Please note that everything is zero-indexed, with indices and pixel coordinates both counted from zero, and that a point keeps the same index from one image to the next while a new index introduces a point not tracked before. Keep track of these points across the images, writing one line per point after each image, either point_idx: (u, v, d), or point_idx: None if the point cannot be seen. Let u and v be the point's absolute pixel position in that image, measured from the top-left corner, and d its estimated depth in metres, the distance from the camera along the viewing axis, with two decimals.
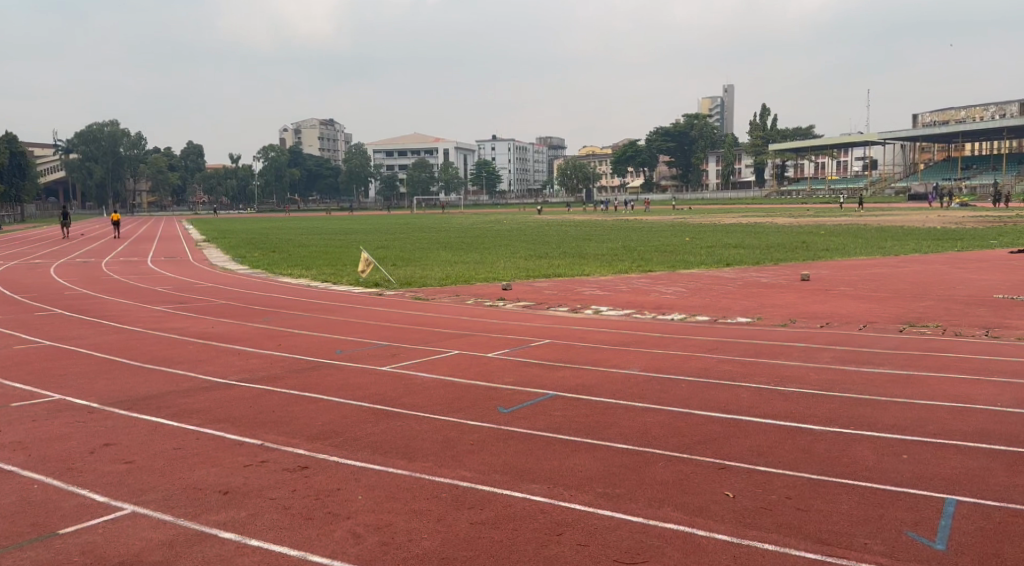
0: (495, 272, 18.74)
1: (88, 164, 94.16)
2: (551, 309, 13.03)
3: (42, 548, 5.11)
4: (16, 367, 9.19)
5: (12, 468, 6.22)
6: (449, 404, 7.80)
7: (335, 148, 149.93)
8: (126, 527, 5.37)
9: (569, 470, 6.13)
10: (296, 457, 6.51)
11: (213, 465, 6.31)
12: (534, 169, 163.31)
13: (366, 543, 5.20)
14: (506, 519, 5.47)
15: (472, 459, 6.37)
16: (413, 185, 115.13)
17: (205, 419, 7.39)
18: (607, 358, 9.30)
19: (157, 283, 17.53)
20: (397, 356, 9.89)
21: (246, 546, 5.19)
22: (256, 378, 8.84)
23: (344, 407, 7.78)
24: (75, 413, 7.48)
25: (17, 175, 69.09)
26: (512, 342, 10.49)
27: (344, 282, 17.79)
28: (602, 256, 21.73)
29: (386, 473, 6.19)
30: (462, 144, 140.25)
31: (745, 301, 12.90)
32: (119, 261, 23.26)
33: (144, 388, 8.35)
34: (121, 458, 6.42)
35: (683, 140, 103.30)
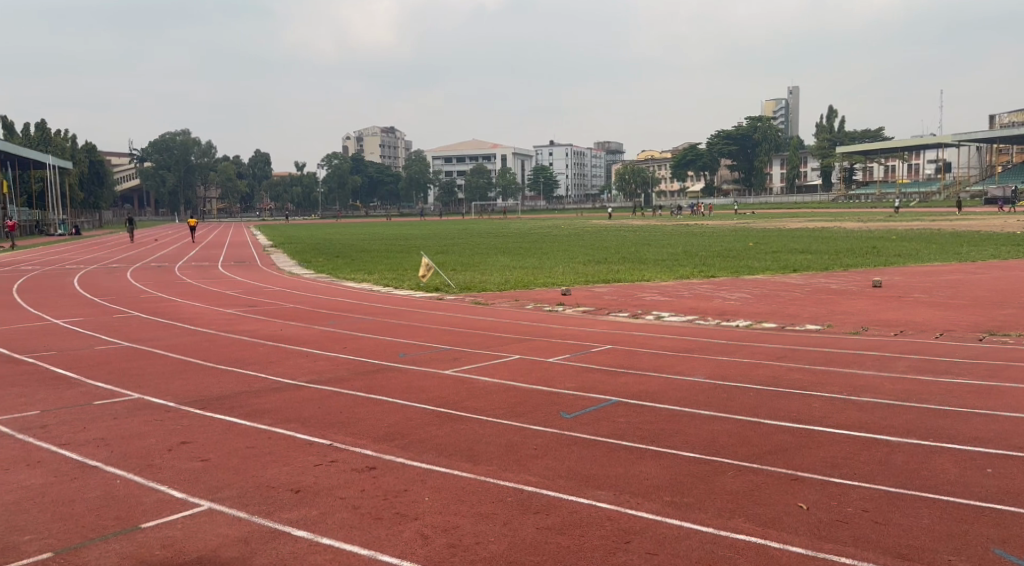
0: (553, 277, 18.70)
1: (161, 172, 97.80)
2: (611, 315, 13.01)
3: (126, 542, 5.27)
4: (97, 367, 9.53)
5: (95, 463, 6.44)
6: (512, 408, 7.83)
7: (395, 155, 151.51)
8: (205, 523, 5.52)
9: (635, 477, 6.09)
10: (363, 457, 6.61)
11: (285, 464, 6.44)
12: (592, 173, 162.47)
13: (434, 544, 5.25)
14: (573, 524, 5.46)
15: (536, 464, 6.38)
16: (471, 191, 115.77)
17: (275, 419, 7.56)
18: (671, 364, 9.23)
19: (227, 287, 18.02)
20: (459, 360, 9.96)
21: (318, 544, 5.28)
22: (324, 379, 9.00)
23: (409, 409, 7.87)
24: (152, 412, 7.71)
25: (95, 183, 71.60)
26: (574, 347, 10.49)
27: (404, 286, 17.99)
28: (662, 260, 21.70)
29: (452, 475, 6.23)
30: (520, 150, 140.33)
31: (814, 308, 12.67)
32: (190, 266, 23.95)
33: (217, 388, 8.58)
34: (197, 455, 6.60)
35: (746, 142, 101.90)
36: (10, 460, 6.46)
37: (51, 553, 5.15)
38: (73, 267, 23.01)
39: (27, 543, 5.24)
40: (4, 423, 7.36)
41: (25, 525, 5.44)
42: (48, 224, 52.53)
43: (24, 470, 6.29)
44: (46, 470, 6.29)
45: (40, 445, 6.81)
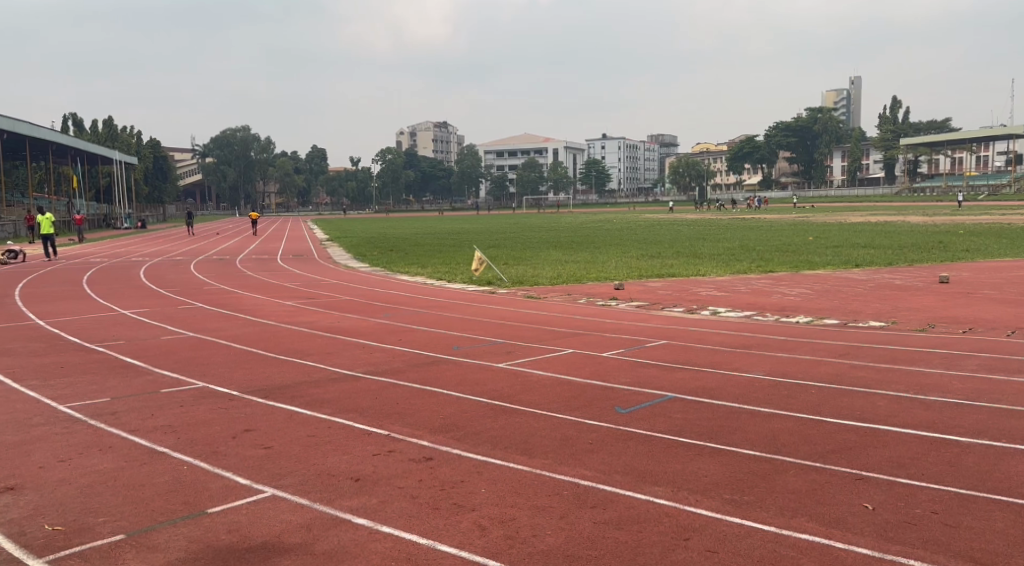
0: (607, 272, 18.59)
1: (222, 167, 99.99)
2: (666, 310, 12.90)
3: (194, 526, 5.39)
4: (163, 356, 9.78)
5: (163, 449, 6.60)
6: (567, 402, 7.81)
7: (448, 149, 152.16)
8: (269, 509, 5.62)
9: (694, 474, 6.04)
10: (421, 448, 6.66)
11: (344, 453, 6.53)
12: (645, 166, 161.04)
13: (492, 535, 5.27)
14: (630, 520, 5.43)
15: (593, 459, 6.36)
16: (523, 185, 115.75)
17: (334, 408, 7.67)
18: (728, 360, 9.14)
19: (286, 279, 18.35)
20: (512, 353, 9.98)
21: (378, 532, 5.35)
22: (380, 371, 9.10)
23: (464, 401, 7.91)
24: (216, 400, 7.89)
25: (160, 178, 73.49)
26: (629, 341, 10.43)
27: (457, 280, 18.06)
28: (718, 255, 21.46)
29: (508, 467, 6.25)
30: (573, 143, 139.83)
31: (877, 304, 12.41)
32: (250, 258, 24.44)
33: (278, 378, 8.74)
34: (260, 443, 6.73)
35: (806, 135, 100.03)
36: (83, 445, 6.66)
37: (123, 535, 5.29)
38: (139, 260, 23.69)
39: (101, 525, 5.39)
40: (77, 409, 7.58)
41: (99, 507, 5.61)
42: (115, 218, 54.11)
43: (97, 454, 6.49)
44: (117, 454, 6.47)
45: (111, 431, 7.01)
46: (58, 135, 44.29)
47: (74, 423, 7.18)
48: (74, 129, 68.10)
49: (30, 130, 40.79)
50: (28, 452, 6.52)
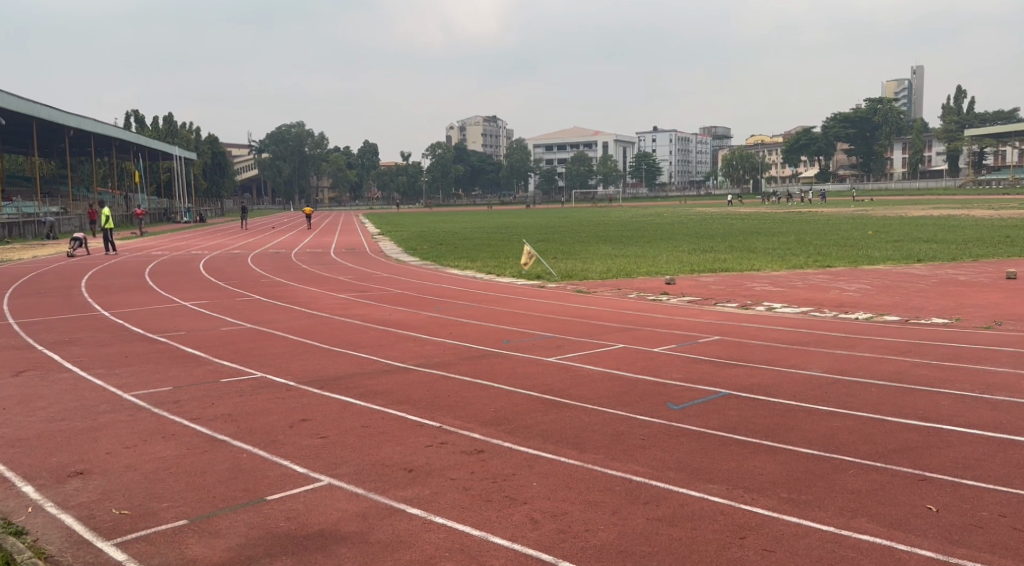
0: (658, 266, 18.42)
1: (277, 163, 101.69)
2: (720, 305, 12.73)
3: (253, 513, 5.48)
4: (223, 346, 9.98)
5: (223, 437, 6.73)
6: (618, 396, 7.77)
7: (497, 143, 152.23)
8: (325, 497, 5.69)
9: (750, 471, 5.95)
10: (472, 441, 6.67)
11: (397, 444, 6.58)
12: (697, 159, 159.00)
13: (544, 529, 5.26)
14: (684, 517, 5.38)
15: (645, 454, 6.31)
16: (572, 179, 115.35)
17: (387, 400, 7.74)
18: (784, 356, 8.99)
19: (339, 273, 18.55)
20: (563, 348, 9.95)
21: (431, 523, 5.37)
22: (432, 364, 9.15)
23: (515, 395, 7.91)
24: (274, 390, 8.02)
25: (218, 174, 74.93)
26: (682, 337, 10.34)
27: (507, 274, 18.07)
28: (773, 249, 21.08)
29: (560, 462, 6.23)
30: (623, 136, 138.94)
31: (941, 300, 12.08)
32: (304, 252, 24.69)
33: (333, 369, 8.85)
34: (316, 433, 6.81)
35: (865, 126, 97.80)
36: (148, 432, 6.81)
37: (186, 520, 5.39)
38: (198, 253, 24.20)
39: (165, 510, 5.50)
40: (141, 397, 7.77)
41: (162, 493, 5.72)
42: (175, 212, 55.35)
43: (160, 441, 6.63)
44: (180, 442, 6.61)
45: (174, 419, 7.16)
46: (121, 131, 45.45)
47: (137, 411, 7.35)
48: (136, 125, 69.78)
49: (94, 127, 41.90)
50: (94, 438, 6.69)
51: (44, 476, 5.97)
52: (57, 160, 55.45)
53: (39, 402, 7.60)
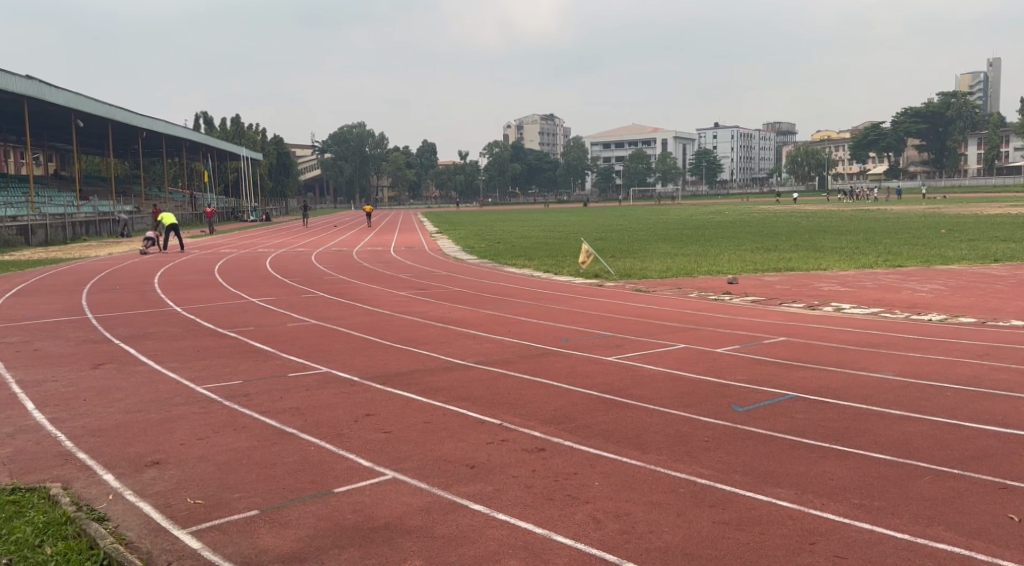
0: (719, 265, 18.14)
1: (339, 162, 103.18)
2: (785, 305, 12.48)
3: (321, 504, 5.56)
4: (289, 342, 10.15)
5: (291, 430, 6.83)
6: (682, 397, 7.67)
7: (556, 141, 151.90)
8: (390, 491, 5.74)
9: (819, 476, 5.81)
10: (533, 439, 6.66)
11: (459, 440, 6.60)
12: (760, 157, 156.10)
13: (607, 529, 5.22)
14: (752, 521, 5.28)
15: (709, 457, 6.22)
16: (630, 177, 114.27)
17: (448, 396, 7.78)
18: (853, 359, 8.77)
19: (398, 271, 18.68)
20: (623, 347, 9.86)
21: (494, 519, 5.38)
22: (492, 361, 9.17)
23: (576, 393, 7.87)
24: (339, 385, 8.13)
25: (282, 174, 76.32)
26: (745, 337, 10.16)
27: (565, 273, 18.02)
28: (840, 249, 20.56)
29: (622, 462, 6.17)
30: (684, 133, 137.31)
31: (1019, 303, 11.63)
32: (366, 251, 24.96)
33: (395, 365, 8.93)
34: (380, 428, 6.87)
35: (937, 121, 94.62)
36: (219, 424, 6.97)
37: (257, 511, 5.49)
38: (264, 251, 24.63)
39: (237, 500, 5.61)
40: (213, 390, 7.96)
41: (234, 484, 5.84)
42: (241, 211, 56.58)
43: (231, 433, 6.77)
44: (250, 434, 6.74)
45: (245, 412, 7.30)
46: (191, 133, 46.62)
47: (209, 403, 7.52)
48: (204, 126, 71.46)
49: (165, 128, 43.02)
50: (169, 429, 6.86)
51: (123, 465, 6.13)
52: (131, 161, 57.12)
53: (117, 394, 7.82)
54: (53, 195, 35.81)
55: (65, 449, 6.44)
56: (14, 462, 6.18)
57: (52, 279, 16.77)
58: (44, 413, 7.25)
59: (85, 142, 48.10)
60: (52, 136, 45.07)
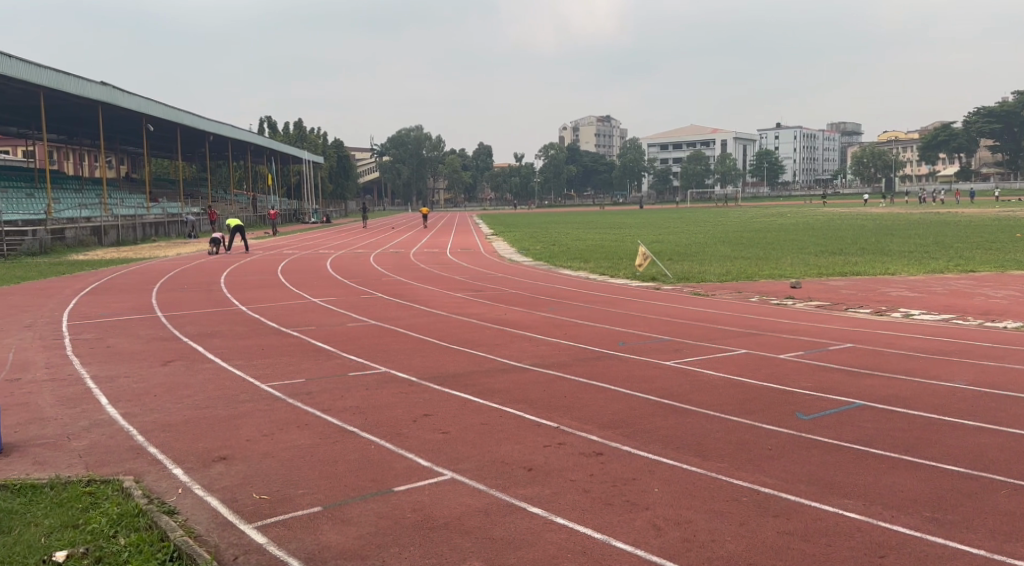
0: (782, 269, 17.77)
1: (397, 165, 104.22)
2: (850, 311, 12.17)
3: (382, 502, 5.60)
4: (348, 341, 10.28)
5: (352, 429, 6.91)
6: (744, 404, 7.54)
7: (612, 142, 151.10)
8: (449, 492, 5.76)
9: (888, 488, 5.66)
10: (591, 443, 6.62)
11: (516, 443, 6.59)
12: (825, 157, 152.89)
13: (668, 536, 5.15)
14: (818, 532, 5.16)
15: (773, 465, 6.09)
16: (688, 178, 112.89)
17: (505, 398, 7.77)
18: (922, 367, 8.52)
19: (455, 273, 18.76)
20: (681, 351, 9.75)
21: (553, 523, 5.35)
22: (549, 363, 9.15)
23: (634, 398, 7.80)
24: (398, 385, 8.19)
25: (342, 177, 77.38)
26: (809, 343, 9.95)
27: (621, 276, 17.88)
28: (908, 253, 19.98)
29: (682, 469, 6.09)
30: (744, 133, 135.18)
31: None
32: (424, 252, 25.09)
33: (452, 366, 8.96)
34: (438, 428, 6.90)
35: (1011, 120, 91.34)
36: (284, 422, 7.07)
37: (320, 507, 5.55)
38: (325, 252, 24.97)
39: (301, 496, 5.69)
40: (276, 387, 8.09)
41: (298, 480, 5.92)
42: (303, 213, 57.56)
43: (295, 431, 6.87)
44: (313, 431, 6.84)
45: (307, 409, 7.41)
46: (256, 137, 47.56)
47: (274, 401, 7.65)
48: (268, 130, 72.93)
49: (231, 133, 44.06)
50: (235, 425, 6.99)
51: (191, 460, 6.27)
52: (198, 164, 58.58)
53: (185, 390, 8.01)
54: (125, 197, 36.92)
55: (137, 442, 6.61)
56: (90, 453, 6.36)
57: (123, 278, 17.28)
58: (117, 408, 7.45)
59: (154, 146, 49.52)
60: (123, 141, 46.52)
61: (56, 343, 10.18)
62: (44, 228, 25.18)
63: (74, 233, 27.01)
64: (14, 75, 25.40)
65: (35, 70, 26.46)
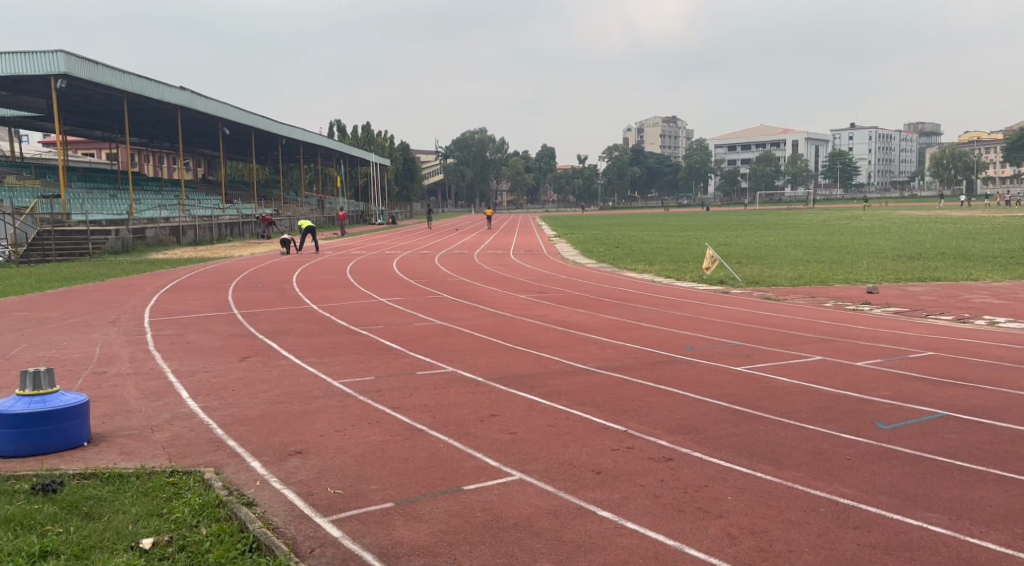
0: (856, 274, 17.35)
1: (461, 167, 105.06)
2: (930, 317, 11.80)
3: (452, 501, 5.64)
4: (417, 340, 10.39)
5: (421, 427, 6.98)
6: (819, 412, 7.37)
7: (678, 144, 149.33)
8: (519, 492, 5.77)
9: (975, 502, 5.46)
10: (660, 448, 6.55)
11: (584, 445, 6.56)
12: (901, 159, 148.37)
13: (743, 546, 5.07)
14: (900, 545, 5.02)
15: (852, 476, 5.94)
16: (756, 180, 110.87)
17: (571, 400, 7.75)
18: (1008, 377, 8.21)
19: (520, 274, 18.81)
20: (751, 357, 9.59)
21: (623, 528, 5.30)
22: (616, 366, 9.10)
23: (705, 403, 7.69)
24: (465, 384, 8.24)
25: (408, 178, 78.11)
26: (887, 350, 9.68)
27: (688, 279, 17.68)
28: (990, 258, 19.27)
29: (756, 477, 5.98)
30: (816, 134, 132.07)
31: None
32: (488, 253, 25.19)
33: (519, 367, 8.99)
34: (505, 428, 6.92)
35: None
36: (355, 418, 7.17)
37: (392, 503, 5.62)
38: (391, 253, 25.25)
39: (373, 492, 5.76)
40: (346, 384, 8.23)
41: (370, 476, 6.00)
42: (370, 214, 58.34)
43: (366, 427, 6.97)
44: (383, 428, 6.93)
45: (377, 407, 7.51)
46: (325, 140, 48.42)
47: (346, 397, 7.77)
48: (337, 134, 74.12)
49: (303, 136, 45.01)
50: (309, 420, 7.13)
51: (268, 454, 6.41)
52: (270, 166, 59.96)
53: (261, 385, 8.21)
54: (201, 198, 37.98)
55: (216, 435, 6.79)
56: (173, 445, 6.56)
57: (200, 277, 17.79)
58: (197, 401, 7.67)
59: (230, 149, 50.91)
60: (201, 144, 47.93)
61: (139, 337, 10.54)
62: (126, 228, 26.04)
63: (153, 233, 27.89)
64: (99, 80, 26.39)
65: (119, 76, 27.46)
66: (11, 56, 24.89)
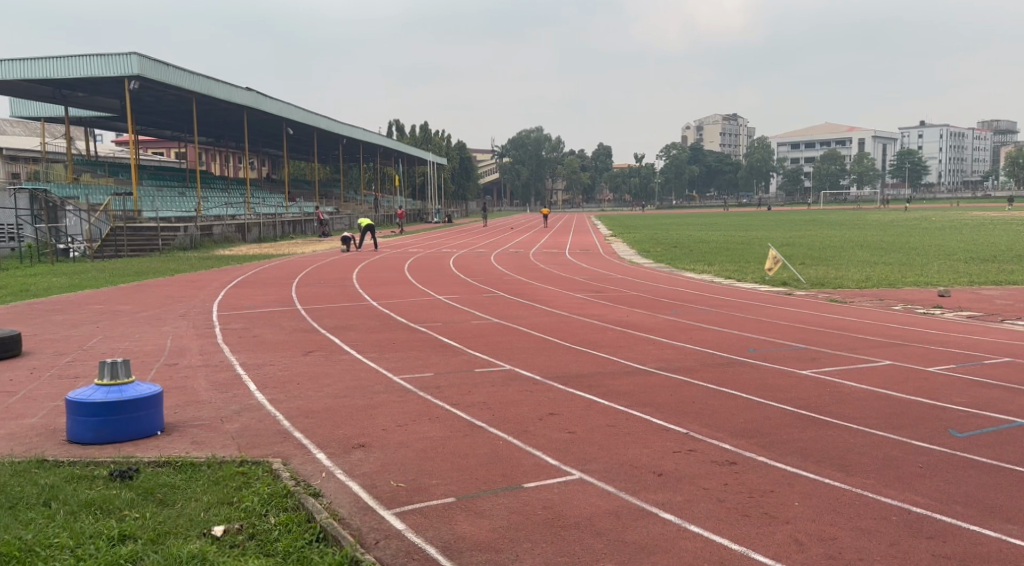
0: (926, 276, 16.86)
1: (516, 166, 105.42)
2: (1006, 323, 11.41)
3: (513, 498, 5.65)
4: (476, 338, 10.44)
5: (481, 424, 7.00)
6: (888, 418, 7.19)
7: (738, 143, 147.06)
8: (580, 491, 5.75)
9: None
10: (723, 451, 6.46)
11: (645, 447, 6.52)
12: (974, 158, 143.56)
13: (811, 553, 4.98)
14: (977, 557, 4.88)
15: (925, 484, 5.78)
16: (820, 178, 108.53)
17: (631, 401, 7.70)
18: None
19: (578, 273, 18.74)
20: (817, 360, 9.39)
21: (687, 530, 5.26)
22: (677, 367, 9.01)
23: (768, 407, 7.56)
24: (525, 383, 8.25)
25: (465, 178, 78.43)
26: (960, 356, 9.39)
27: (750, 280, 17.42)
28: None
29: (823, 483, 5.87)
30: (884, 133, 128.65)
31: None
32: (544, 252, 25.14)
33: (578, 366, 8.97)
34: (565, 427, 6.91)
35: None
36: (416, 414, 7.24)
37: (454, 498, 5.66)
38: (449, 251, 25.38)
39: (435, 487, 5.80)
40: (408, 380, 8.31)
41: (431, 471, 6.05)
42: (428, 213, 58.81)
43: (427, 423, 7.03)
44: (443, 424, 6.98)
45: (437, 403, 7.56)
46: (385, 139, 48.98)
47: (406, 393, 7.85)
48: (396, 134, 74.85)
49: (363, 135, 45.59)
50: (371, 415, 7.22)
51: (333, 446, 6.51)
52: (331, 166, 60.92)
53: (325, 379, 8.34)
54: (265, 196, 38.79)
55: (283, 427, 6.92)
56: (241, 436, 6.70)
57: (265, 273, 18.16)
58: (264, 394, 7.83)
59: (293, 148, 51.86)
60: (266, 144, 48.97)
61: (208, 331, 10.81)
62: (194, 225, 26.74)
63: (220, 230, 28.59)
64: (170, 80, 27.14)
65: (190, 76, 28.21)
66: (88, 57, 25.73)
